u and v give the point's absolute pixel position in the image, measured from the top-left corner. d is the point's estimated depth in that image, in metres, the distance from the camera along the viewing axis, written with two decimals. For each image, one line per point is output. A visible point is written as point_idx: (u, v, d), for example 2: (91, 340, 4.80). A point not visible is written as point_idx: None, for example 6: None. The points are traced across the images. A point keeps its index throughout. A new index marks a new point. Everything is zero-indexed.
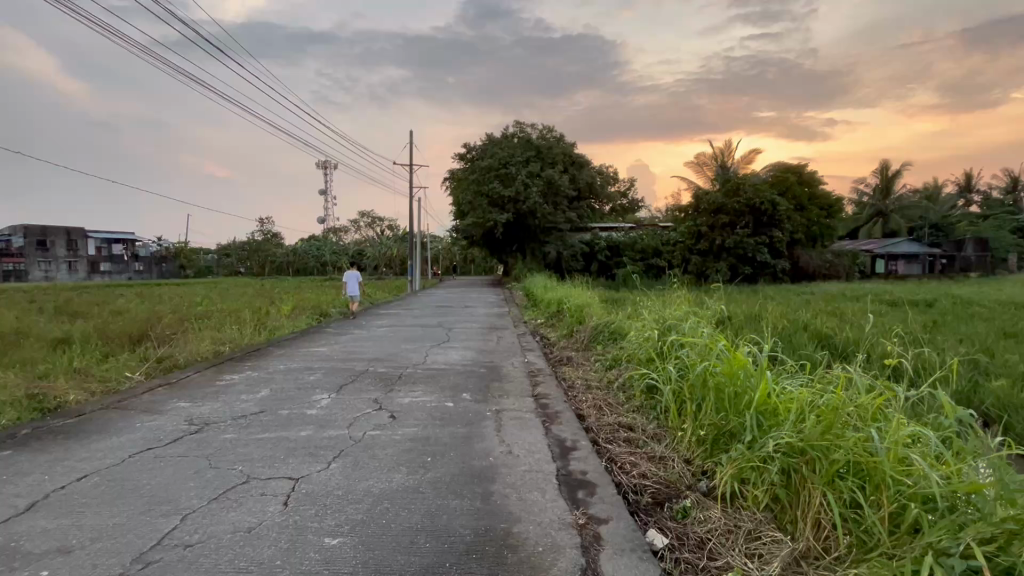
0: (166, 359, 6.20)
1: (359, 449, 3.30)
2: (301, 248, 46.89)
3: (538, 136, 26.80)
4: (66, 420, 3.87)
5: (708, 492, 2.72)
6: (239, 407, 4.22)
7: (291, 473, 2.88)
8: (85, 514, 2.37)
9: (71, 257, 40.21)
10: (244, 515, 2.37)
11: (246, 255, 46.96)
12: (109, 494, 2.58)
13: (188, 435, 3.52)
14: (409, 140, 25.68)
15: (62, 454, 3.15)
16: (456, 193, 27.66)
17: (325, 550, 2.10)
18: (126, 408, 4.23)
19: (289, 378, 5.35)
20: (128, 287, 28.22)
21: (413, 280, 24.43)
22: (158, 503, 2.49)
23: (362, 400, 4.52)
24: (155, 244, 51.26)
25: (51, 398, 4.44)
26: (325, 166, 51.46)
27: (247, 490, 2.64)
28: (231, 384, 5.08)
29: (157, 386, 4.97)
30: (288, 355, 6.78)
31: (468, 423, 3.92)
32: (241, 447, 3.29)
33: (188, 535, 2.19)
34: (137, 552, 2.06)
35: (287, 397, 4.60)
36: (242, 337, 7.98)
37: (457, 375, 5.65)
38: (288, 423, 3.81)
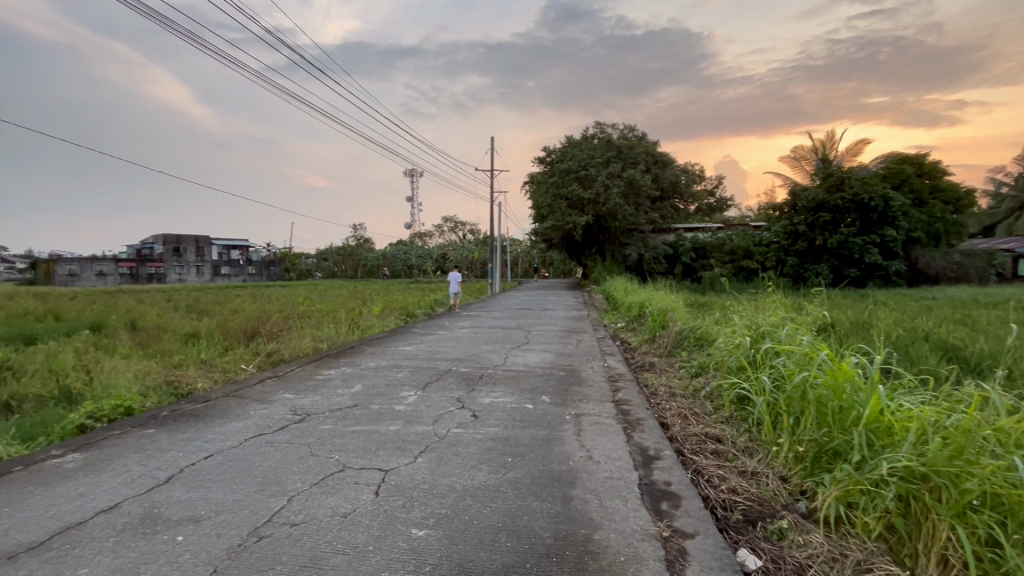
0: (275, 353, 6.87)
1: (443, 445, 3.43)
2: (390, 252, 49.79)
3: (618, 136, 26.29)
4: (196, 405, 4.43)
5: (808, 513, 2.50)
6: (336, 400, 4.56)
7: (381, 465, 3.06)
8: (210, 488, 2.69)
9: (199, 263, 46.10)
10: (340, 501, 2.56)
11: (341, 259, 50.74)
12: (229, 473, 2.91)
13: (293, 423, 3.86)
14: (490, 146, 26.33)
15: (191, 435, 3.58)
16: (535, 196, 27.88)
17: (413, 540, 2.21)
18: (242, 396, 4.75)
19: (379, 375, 5.69)
20: (241, 287, 33.49)
21: (493, 282, 24.98)
22: (269, 484, 2.76)
23: (446, 398, 4.69)
24: (267, 250, 57.12)
25: (185, 384, 5.10)
26: (412, 175, 54.28)
27: (343, 478, 2.85)
28: (329, 379, 5.51)
29: (267, 377, 5.53)
30: (379, 353, 7.22)
31: (548, 426, 3.93)
32: (337, 438, 3.54)
33: (294, 515, 2.40)
34: (253, 527, 2.29)
35: (378, 393, 4.88)
36: (338, 334, 8.65)
37: (536, 377, 5.68)
38: (379, 417, 4.05)
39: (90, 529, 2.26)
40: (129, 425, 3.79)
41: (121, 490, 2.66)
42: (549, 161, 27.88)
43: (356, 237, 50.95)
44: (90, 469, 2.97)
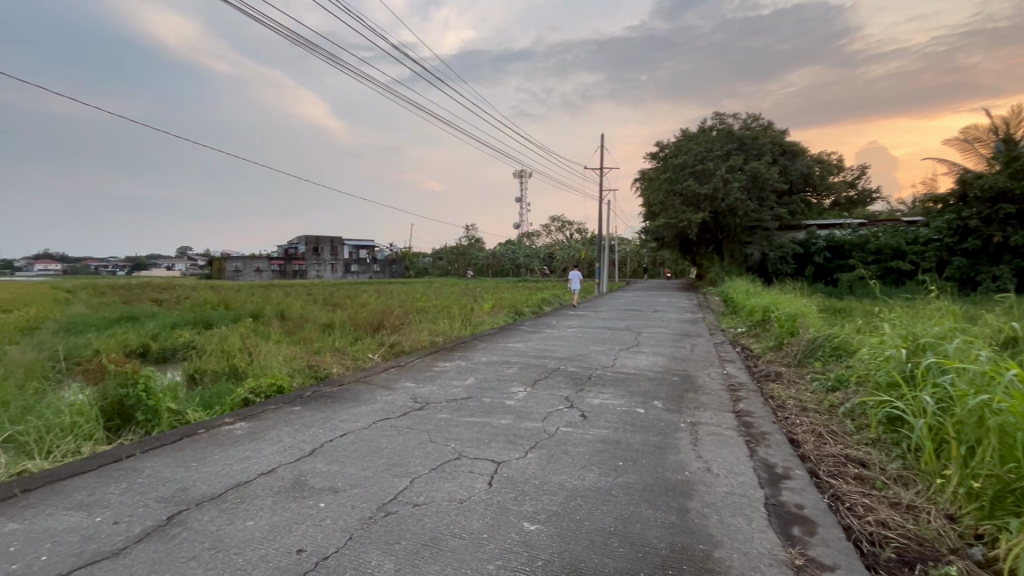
0: (397, 345, 7.46)
1: (553, 443, 3.45)
2: (499, 251, 51.37)
3: (741, 127, 24.38)
4: (332, 387, 4.96)
5: (987, 562, 2.09)
6: (451, 391, 4.82)
7: (494, 456, 3.17)
8: (345, 463, 3.00)
9: (333, 262, 51.75)
10: (456, 488, 2.70)
11: (454, 258, 53.42)
12: (361, 451, 3.21)
13: (414, 411, 4.15)
14: (601, 144, 25.88)
15: (329, 414, 4.02)
16: (646, 193, 26.89)
17: (526, 533, 2.26)
18: (370, 382, 5.23)
19: (491, 370, 5.89)
20: (365, 287, 28.85)
21: (600, 282, 24.59)
22: (394, 464, 3.00)
23: (556, 397, 4.71)
24: (389, 249, 62.29)
25: (323, 369, 5.74)
26: (522, 175, 55.52)
27: (459, 466, 3.00)
28: (445, 371, 5.83)
29: (391, 366, 6.02)
30: (490, 348, 7.50)
31: (661, 432, 3.77)
32: (453, 427, 3.74)
33: (415, 496, 2.58)
34: (381, 503, 2.50)
35: (489, 387, 5.06)
36: (452, 329, 9.14)
37: (648, 381, 5.49)
38: (491, 411, 4.19)
39: (255, 488, 2.64)
40: (281, 402, 4.37)
41: (275, 457, 3.07)
42: (661, 157, 26.74)
43: (468, 237, 53.21)
44: (252, 436, 3.47)
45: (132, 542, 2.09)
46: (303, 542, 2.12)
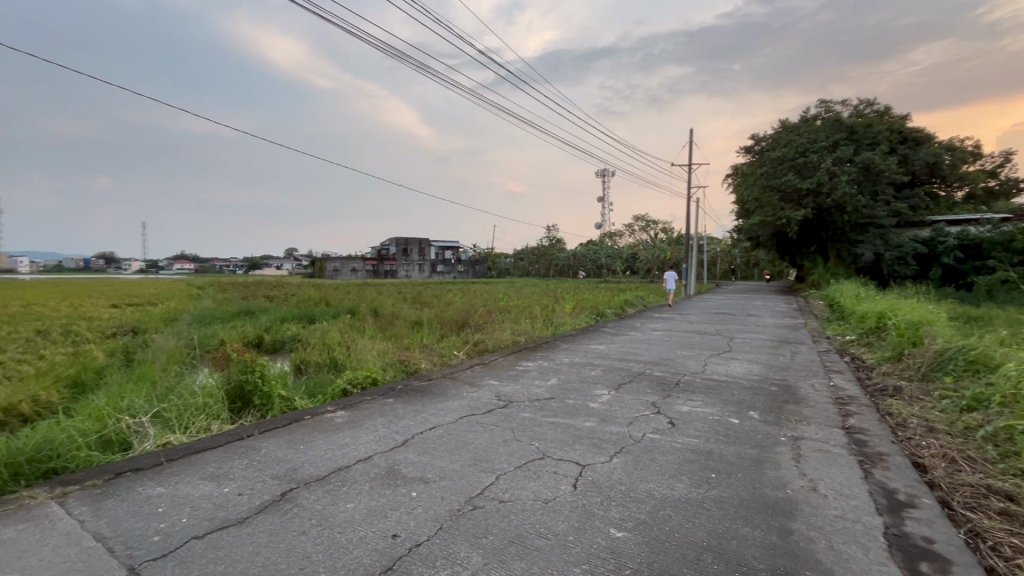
0: (480, 343, 7.65)
1: (640, 449, 3.35)
2: (580, 251, 50.76)
3: (851, 114, 22.09)
4: (421, 382, 5.19)
5: None
6: (535, 391, 4.85)
7: (579, 459, 3.14)
8: (435, 456, 3.12)
9: (421, 262, 54.83)
10: (541, 487, 2.71)
11: (535, 259, 53.72)
12: (450, 444, 3.33)
13: (498, 408, 4.23)
14: (690, 139, 24.63)
15: (418, 408, 4.21)
16: (739, 189, 25.23)
17: (612, 540, 2.21)
18: (456, 378, 5.42)
19: (573, 371, 5.84)
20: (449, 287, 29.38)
21: (687, 283, 23.46)
22: (481, 460, 3.07)
23: (641, 402, 4.57)
24: (472, 249, 63.90)
25: (412, 363, 6.05)
26: (604, 175, 54.50)
27: (544, 466, 3.01)
28: (527, 370, 5.87)
29: (475, 364, 6.18)
30: (572, 349, 7.45)
31: (758, 445, 3.52)
32: (536, 427, 3.75)
33: (501, 493, 2.62)
34: (468, 496, 2.57)
35: (572, 388, 5.01)
36: (533, 329, 9.19)
37: (743, 390, 5.13)
38: (575, 412, 4.16)
39: (354, 473, 2.83)
40: (376, 394, 4.65)
41: (371, 446, 3.27)
42: (758, 150, 24.92)
43: (549, 237, 53.16)
44: (352, 424, 3.73)
45: (252, 513, 2.33)
46: (397, 528, 2.23)
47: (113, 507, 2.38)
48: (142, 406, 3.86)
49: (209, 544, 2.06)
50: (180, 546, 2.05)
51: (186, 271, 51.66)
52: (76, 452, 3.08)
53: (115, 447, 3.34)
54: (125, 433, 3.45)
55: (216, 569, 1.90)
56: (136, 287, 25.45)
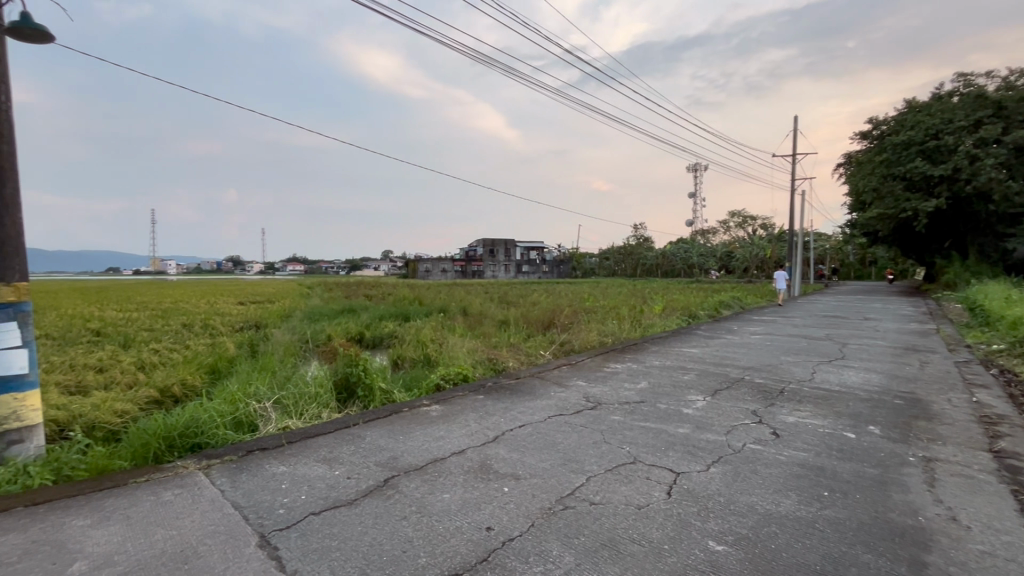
0: (567, 344, 7.62)
1: (739, 459, 3.15)
2: (669, 249, 48.61)
3: (999, 87, 19.00)
4: (509, 380, 5.30)
5: None
6: (625, 394, 4.74)
7: (673, 466, 3.02)
8: (525, 454, 3.17)
9: (507, 263, 56.33)
10: (633, 492, 2.64)
11: (621, 258, 52.27)
12: (540, 443, 3.36)
13: (587, 410, 4.19)
14: (795, 126, 22.65)
15: (508, 406, 4.30)
16: (853, 179, 22.76)
17: (711, 552, 2.10)
18: (543, 378, 5.46)
19: (664, 375, 5.63)
20: (534, 287, 29.90)
21: (791, 283, 21.60)
22: (570, 461, 3.07)
23: (740, 409, 4.29)
24: (557, 249, 63.82)
25: (500, 362, 6.18)
26: (697, 169, 51.82)
27: (635, 471, 2.93)
28: (616, 372, 5.75)
29: (563, 364, 6.18)
30: (662, 352, 7.18)
31: (881, 464, 3.15)
32: (626, 430, 3.67)
33: (592, 495, 2.60)
34: (560, 495, 2.59)
35: (664, 393, 4.83)
36: (621, 331, 8.98)
37: (860, 402, 4.62)
38: (667, 418, 4.01)
39: (450, 465, 2.96)
40: (467, 390, 4.83)
41: (465, 440, 3.39)
42: (876, 135, 22.26)
43: (636, 236, 51.57)
44: (445, 418, 3.90)
45: (360, 496, 2.52)
46: (491, 521, 2.30)
47: (245, 481, 2.70)
48: (266, 393, 4.34)
49: (323, 521, 2.27)
50: (300, 520, 2.27)
51: (297, 272, 57.20)
52: (215, 430, 3.54)
53: (245, 427, 3.79)
54: (253, 416, 3.90)
55: (330, 545, 2.07)
56: (258, 286, 28.65)
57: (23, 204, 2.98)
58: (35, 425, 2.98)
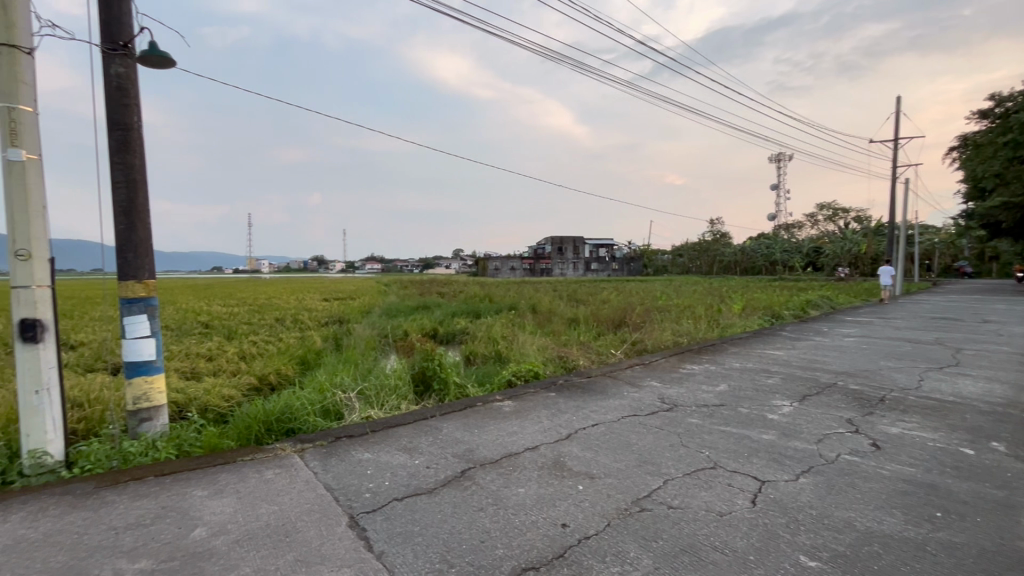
0: (639, 343, 7.43)
1: (833, 471, 2.93)
2: (749, 245, 45.82)
3: None
4: (580, 379, 5.26)
5: None
6: (703, 396, 4.55)
7: (757, 473, 2.86)
8: (599, 453, 3.15)
9: (575, 261, 56.05)
10: (714, 499, 2.54)
11: (696, 255, 50.02)
12: (614, 443, 3.32)
13: (662, 411, 4.07)
14: (897, 108, 20.50)
15: (580, 404, 4.27)
16: (969, 164, 20.22)
17: (803, 568, 1.97)
18: (616, 377, 5.37)
19: (745, 378, 5.33)
20: (605, 284, 29.47)
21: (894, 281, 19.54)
22: (646, 462, 3.00)
23: (833, 417, 3.98)
24: (628, 247, 62.31)
25: (571, 360, 6.15)
26: (780, 159, 48.44)
27: (715, 476, 2.82)
28: (692, 374, 5.53)
29: (635, 364, 6.04)
30: (743, 354, 6.80)
31: (1007, 485, 2.79)
32: (705, 434, 3.53)
33: (670, 499, 2.53)
34: (635, 497, 2.54)
35: (746, 396, 4.58)
36: (697, 331, 8.60)
37: (979, 415, 4.11)
38: (750, 423, 3.80)
39: (524, 460, 3.00)
40: (539, 387, 4.86)
41: (538, 436, 3.42)
42: (999, 113, 19.62)
43: (713, 232, 49.11)
44: (518, 414, 3.96)
45: (439, 485, 2.63)
46: (566, 518, 2.31)
47: (335, 465, 2.91)
48: (350, 384, 4.62)
49: (406, 507, 2.39)
50: (385, 504, 2.41)
51: (374, 270, 60.26)
52: (307, 416, 3.83)
53: (333, 415, 4.07)
54: (340, 405, 4.17)
55: (414, 530, 2.18)
56: (342, 284, 30.49)
57: (151, 212, 3.39)
58: (160, 405, 3.38)
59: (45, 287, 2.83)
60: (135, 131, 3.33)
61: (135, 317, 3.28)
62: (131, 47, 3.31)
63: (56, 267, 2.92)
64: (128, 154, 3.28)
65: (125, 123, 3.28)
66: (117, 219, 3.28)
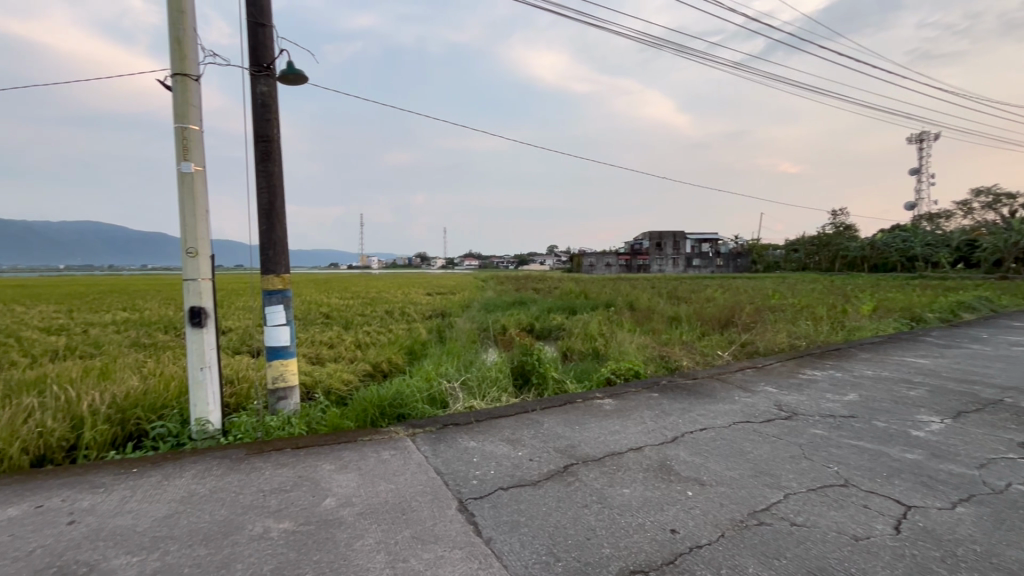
0: (749, 345, 6.91)
1: (1001, 502, 2.49)
2: (881, 238, 40.40)
3: None
4: (685, 380, 5.02)
5: None
6: (829, 406, 4.11)
7: (901, 497, 2.52)
8: (709, 459, 2.97)
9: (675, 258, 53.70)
10: (847, 520, 2.28)
11: (814, 250, 45.27)
12: (726, 450, 3.12)
13: (780, 419, 3.75)
14: None
15: (686, 406, 4.07)
16: None
17: None
18: (724, 380, 5.03)
19: (881, 388, 4.71)
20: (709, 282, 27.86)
21: None
22: (764, 473, 2.78)
23: (1000, 440, 3.37)
24: (735, 242, 58.08)
25: (673, 360, 5.89)
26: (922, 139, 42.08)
27: (848, 495, 2.53)
28: (815, 380, 5.01)
29: (746, 367, 5.62)
30: (877, 360, 6.02)
31: None
32: (833, 448, 3.18)
33: (794, 515, 2.31)
34: (752, 509, 2.37)
35: (882, 409, 4.05)
36: (819, 333, 7.78)
37: None
38: (890, 439, 3.35)
39: (628, 460, 2.93)
40: (641, 386, 4.71)
41: (641, 437, 3.32)
42: None
43: (835, 224, 44.07)
44: (620, 413, 3.87)
45: (542, 478, 2.66)
46: (675, 524, 2.21)
47: (443, 450, 3.06)
48: (454, 374, 4.85)
49: (511, 496, 2.45)
50: (492, 492, 2.49)
51: (472, 267, 62.51)
52: (415, 403, 4.09)
53: (438, 403, 4.29)
54: (445, 394, 4.39)
55: (520, 519, 2.22)
56: (442, 280, 31.91)
57: (287, 214, 3.81)
58: (293, 386, 3.80)
59: (208, 279, 3.30)
60: (275, 141, 3.75)
61: (274, 307, 3.71)
62: (273, 68, 3.74)
63: (216, 263, 3.38)
64: (270, 162, 3.71)
65: (267, 135, 3.71)
66: (260, 220, 3.72)
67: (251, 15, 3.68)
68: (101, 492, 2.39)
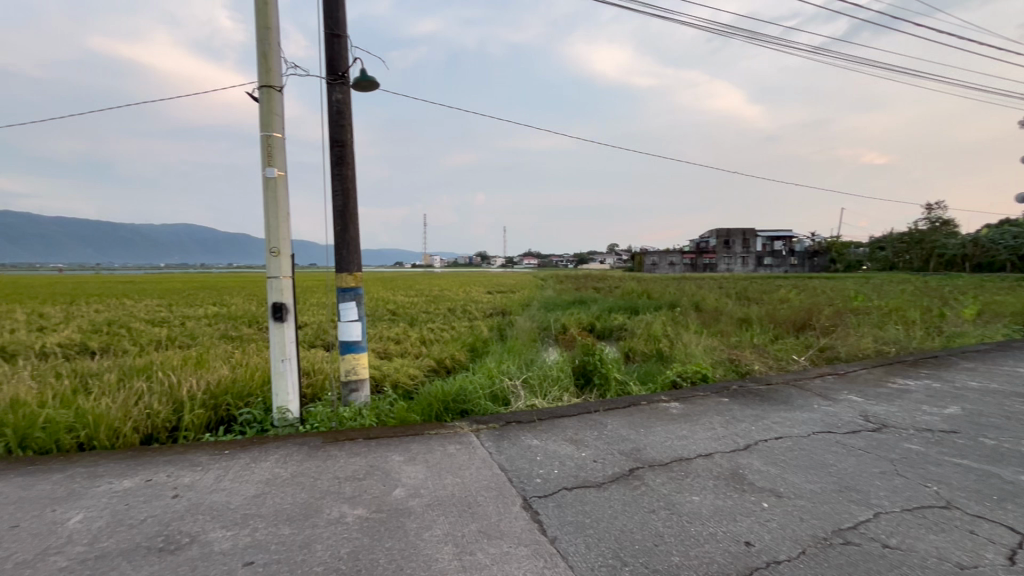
0: (830, 350, 6.43)
1: None
2: (986, 234, 36.19)
3: None
4: (757, 385, 4.75)
5: None
6: (925, 419, 3.74)
7: (1015, 524, 2.25)
8: (786, 469, 2.80)
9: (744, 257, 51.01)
10: (949, 546, 2.07)
11: (904, 248, 41.35)
12: (805, 461, 2.92)
13: (867, 431, 3.46)
14: None
15: (759, 413, 3.86)
16: None
17: None
18: (802, 387, 4.71)
19: (988, 401, 4.22)
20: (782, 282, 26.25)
21: None
22: (849, 488, 2.58)
23: None
24: (812, 240, 54.26)
25: (744, 364, 5.59)
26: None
27: (950, 519, 2.29)
28: (907, 391, 4.58)
29: (826, 374, 5.23)
30: (983, 370, 5.40)
31: None
32: (931, 465, 2.89)
33: (886, 536, 2.13)
34: (837, 526, 2.20)
35: (991, 424, 3.63)
36: (911, 339, 7.10)
37: None
38: (1001, 459, 2.99)
39: (697, 466, 2.82)
40: (709, 390, 4.51)
41: (711, 443, 3.18)
42: None
43: (930, 220, 39.99)
44: (687, 418, 3.73)
45: (607, 480, 2.61)
46: (750, 536, 2.11)
47: (507, 447, 3.09)
48: (516, 372, 4.88)
49: (576, 497, 2.43)
50: (556, 491, 2.49)
51: (531, 266, 62.65)
52: (478, 399, 4.16)
53: (500, 400, 4.34)
54: (507, 391, 4.43)
55: (585, 521, 2.20)
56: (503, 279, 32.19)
57: (359, 214, 3.99)
58: (364, 378, 3.98)
59: (289, 277, 3.52)
60: (348, 146, 3.94)
61: (347, 304, 3.91)
62: (348, 76, 3.93)
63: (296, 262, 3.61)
64: (343, 166, 3.91)
65: (341, 140, 3.90)
66: (335, 221, 3.93)
67: (328, 27, 3.89)
68: (199, 470, 2.63)
